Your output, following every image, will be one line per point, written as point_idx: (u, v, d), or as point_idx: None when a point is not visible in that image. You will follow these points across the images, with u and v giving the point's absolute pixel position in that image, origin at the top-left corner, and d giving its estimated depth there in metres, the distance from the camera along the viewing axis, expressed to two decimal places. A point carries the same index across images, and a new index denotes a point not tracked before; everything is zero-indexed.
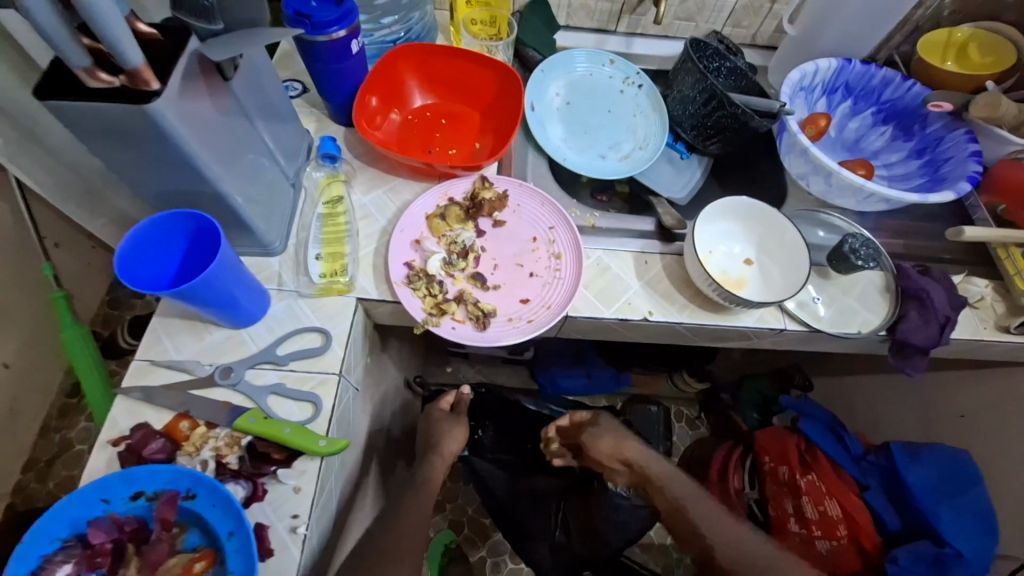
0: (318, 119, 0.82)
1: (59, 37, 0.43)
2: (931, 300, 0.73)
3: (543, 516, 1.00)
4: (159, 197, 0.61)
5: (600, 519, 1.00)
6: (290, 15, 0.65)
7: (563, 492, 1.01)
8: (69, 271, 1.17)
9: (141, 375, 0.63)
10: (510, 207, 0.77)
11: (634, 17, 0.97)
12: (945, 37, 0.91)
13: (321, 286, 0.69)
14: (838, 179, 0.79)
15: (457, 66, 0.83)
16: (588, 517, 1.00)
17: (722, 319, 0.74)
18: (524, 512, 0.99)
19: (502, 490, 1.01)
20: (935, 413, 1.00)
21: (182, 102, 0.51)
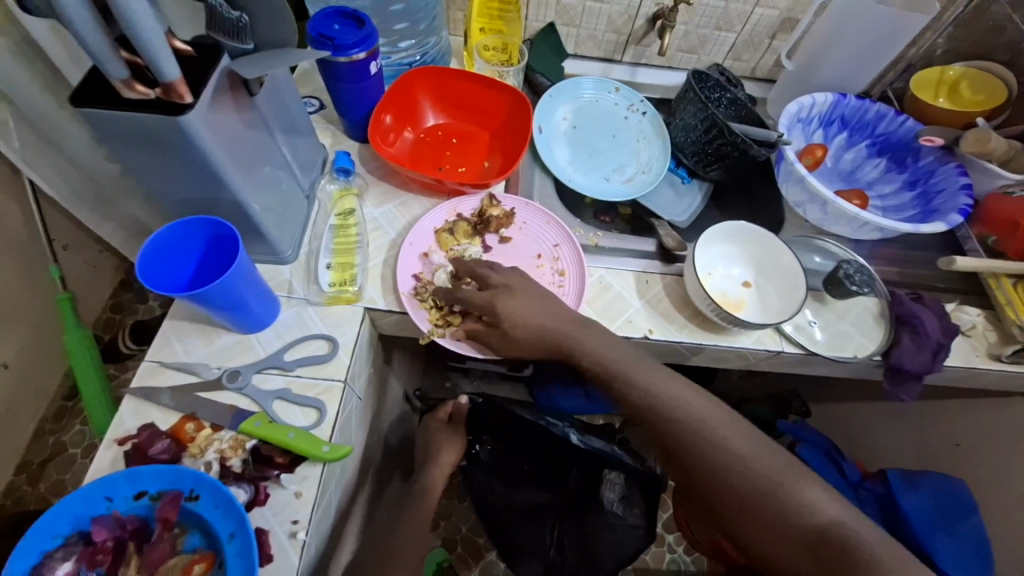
0: (334, 134, 0.86)
1: (100, 50, 0.46)
2: (924, 326, 0.74)
3: (536, 532, 1.00)
4: (180, 202, 0.63)
5: (596, 539, 0.98)
6: (314, 36, 0.69)
7: (557, 509, 1.01)
8: (74, 274, 1.19)
9: (150, 376, 0.64)
10: (517, 224, 0.80)
11: (639, 48, 1.01)
12: (937, 75, 0.96)
13: (330, 295, 0.71)
14: (834, 208, 0.81)
15: (470, 88, 0.86)
16: (583, 535, 0.98)
17: (720, 339, 0.75)
18: (515, 525, 1.00)
19: (499, 502, 1.02)
20: (931, 440, 1.00)
21: (210, 115, 0.53)
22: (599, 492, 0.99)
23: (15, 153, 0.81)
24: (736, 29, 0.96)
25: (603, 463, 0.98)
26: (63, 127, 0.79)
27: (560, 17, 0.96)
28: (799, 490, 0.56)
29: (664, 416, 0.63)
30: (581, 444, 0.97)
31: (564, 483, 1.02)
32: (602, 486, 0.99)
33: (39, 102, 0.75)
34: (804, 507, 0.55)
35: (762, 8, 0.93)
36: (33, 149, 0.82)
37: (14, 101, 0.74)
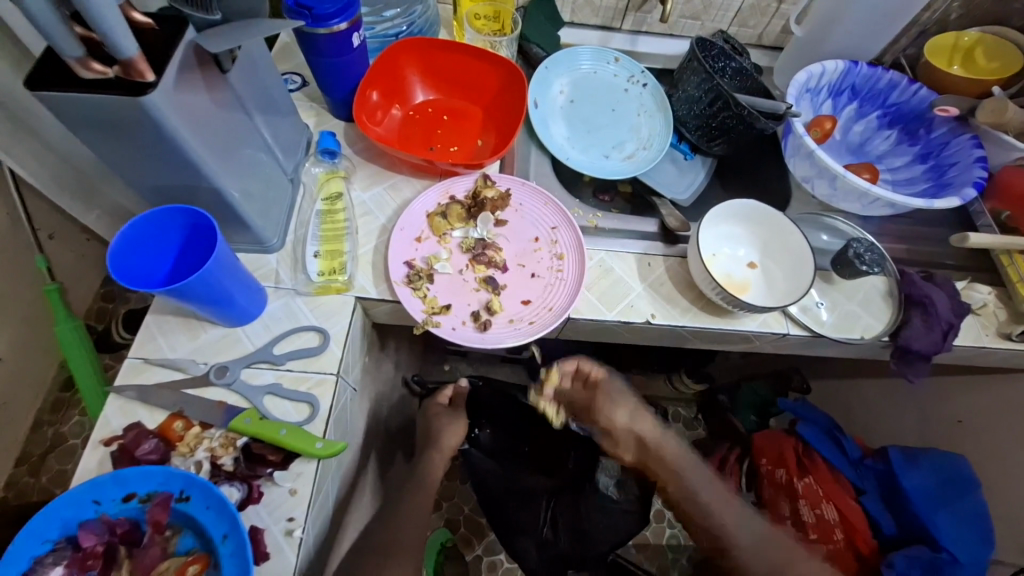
0: (317, 113, 0.81)
1: (50, 25, 0.41)
2: (933, 307, 0.72)
3: (530, 517, 0.98)
4: (153, 190, 0.59)
5: (588, 521, 0.98)
6: (290, 6, 0.63)
7: (552, 491, 1.00)
8: (62, 264, 1.15)
9: (134, 374, 0.62)
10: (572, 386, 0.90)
11: (640, 15, 0.96)
12: (953, 40, 0.91)
13: (319, 285, 0.68)
14: (844, 183, 0.78)
15: (460, 61, 0.81)
16: (576, 517, 0.98)
17: (724, 323, 0.73)
18: (516, 511, 0.97)
19: (496, 487, 0.99)
20: (932, 416, 1.00)
21: (177, 95, 0.49)
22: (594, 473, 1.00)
23: None
24: None
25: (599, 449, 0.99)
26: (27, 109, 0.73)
27: None
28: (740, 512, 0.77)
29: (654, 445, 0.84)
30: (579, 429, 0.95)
31: (563, 466, 1.01)
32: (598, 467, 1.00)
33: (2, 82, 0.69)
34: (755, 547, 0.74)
35: None
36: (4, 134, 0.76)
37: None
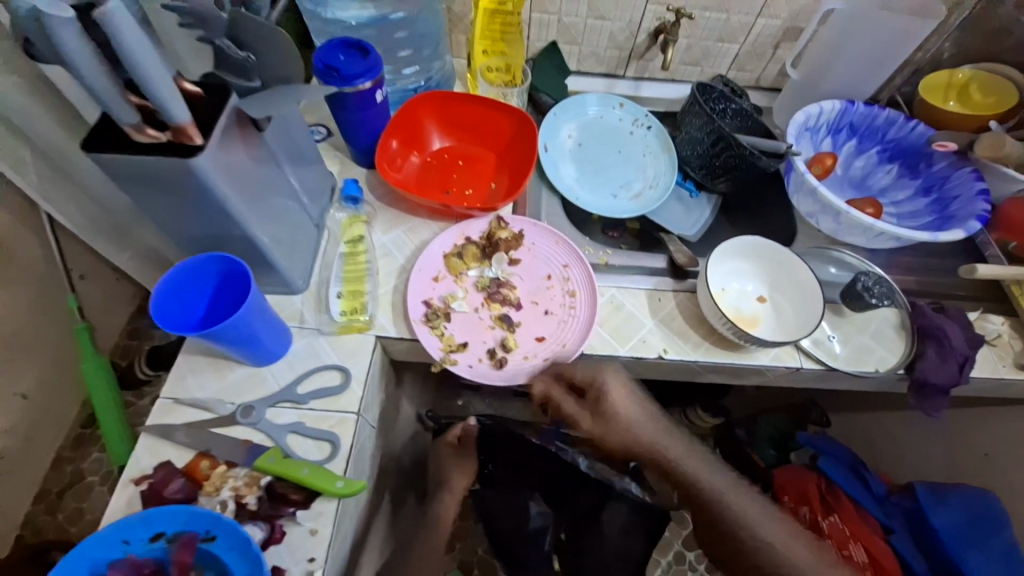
0: (341, 161, 0.86)
1: (110, 96, 0.46)
2: (948, 338, 0.73)
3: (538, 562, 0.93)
4: (191, 239, 0.63)
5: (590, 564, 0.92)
6: (319, 68, 0.69)
7: (562, 531, 0.96)
8: (91, 303, 1.20)
9: (165, 414, 0.64)
10: (588, 378, 0.70)
11: (642, 63, 1.01)
12: (946, 78, 0.95)
13: (341, 324, 0.71)
14: (848, 218, 0.80)
15: (475, 111, 0.86)
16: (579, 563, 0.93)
17: (736, 358, 0.74)
18: (524, 551, 0.93)
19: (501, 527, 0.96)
20: (958, 450, 0.98)
21: (220, 154, 0.53)
22: (601, 512, 0.95)
23: (33, 187, 0.81)
24: (739, 40, 0.96)
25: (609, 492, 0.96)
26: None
27: (562, 36, 0.97)
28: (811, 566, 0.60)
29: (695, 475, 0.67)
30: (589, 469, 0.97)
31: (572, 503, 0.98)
32: (607, 507, 0.96)
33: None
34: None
35: (765, 19, 0.92)
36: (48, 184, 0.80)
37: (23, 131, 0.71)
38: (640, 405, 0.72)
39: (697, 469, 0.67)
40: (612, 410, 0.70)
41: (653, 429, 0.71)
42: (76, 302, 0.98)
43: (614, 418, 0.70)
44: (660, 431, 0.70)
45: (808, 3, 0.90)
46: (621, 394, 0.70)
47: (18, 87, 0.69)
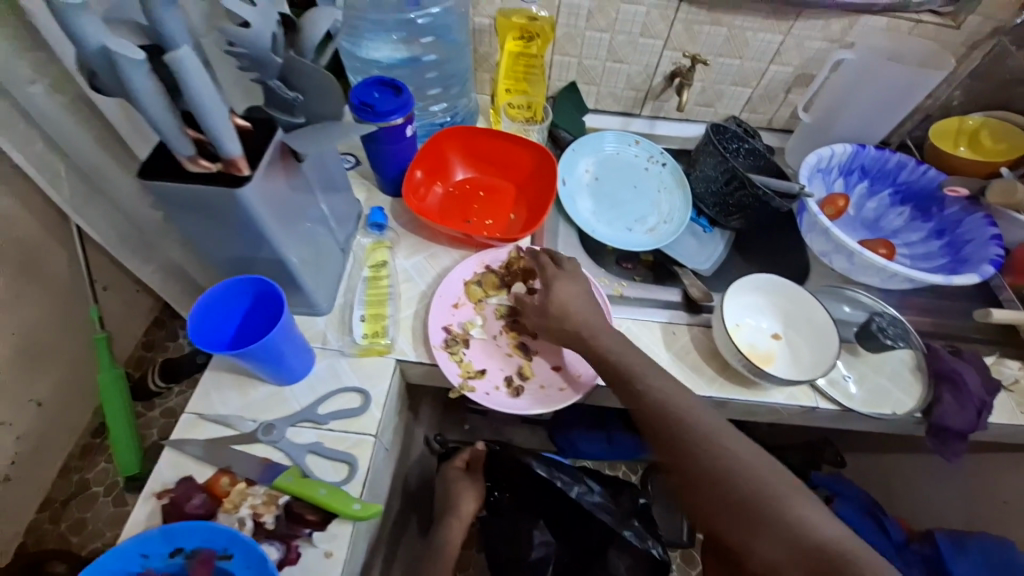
0: (368, 189, 0.90)
1: (171, 131, 0.49)
2: (964, 382, 0.73)
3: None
4: (226, 259, 0.67)
5: None
6: (355, 105, 0.73)
7: (565, 564, 0.96)
8: (112, 314, 1.23)
9: (188, 429, 0.66)
10: (540, 269, 0.75)
11: (657, 103, 1.05)
12: (957, 124, 0.97)
13: (363, 346, 0.73)
14: (861, 259, 0.81)
15: (498, 146, 0.90)
16: None
17: (752, 395, 0.74)
18: None
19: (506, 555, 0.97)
20: (977, 497, 0.95)
21: (263, 184, 0.57)
22: (607, 549, 0.94)
23: (64, 200, 0.79)
24: (751, 84, 1.00)
25: (614, 533, 0.95)
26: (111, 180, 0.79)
27: (581, 77, 1.01)
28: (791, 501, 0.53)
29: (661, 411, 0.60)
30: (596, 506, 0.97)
31: (581, 536, 0.96)
32: (613, 545, 0.94)
33: (91, 155, 0.75)
34: (785, 507, 0.53)
35: (777, 66, 0.96)
36: (79, 198, 0.81)
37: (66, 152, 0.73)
38: (670, 380, 0.63)
39: (737, 455, 0.56)
40: (562, 304, 0.69)
41: (652, 380, 0.63)
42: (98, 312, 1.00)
43: (563, 308, 0.69)
44: (697, 412, 0.60)
45: (819, 52, 0.94)
46: (572, 295, 0.70)
47: (62, 108, 0.69)
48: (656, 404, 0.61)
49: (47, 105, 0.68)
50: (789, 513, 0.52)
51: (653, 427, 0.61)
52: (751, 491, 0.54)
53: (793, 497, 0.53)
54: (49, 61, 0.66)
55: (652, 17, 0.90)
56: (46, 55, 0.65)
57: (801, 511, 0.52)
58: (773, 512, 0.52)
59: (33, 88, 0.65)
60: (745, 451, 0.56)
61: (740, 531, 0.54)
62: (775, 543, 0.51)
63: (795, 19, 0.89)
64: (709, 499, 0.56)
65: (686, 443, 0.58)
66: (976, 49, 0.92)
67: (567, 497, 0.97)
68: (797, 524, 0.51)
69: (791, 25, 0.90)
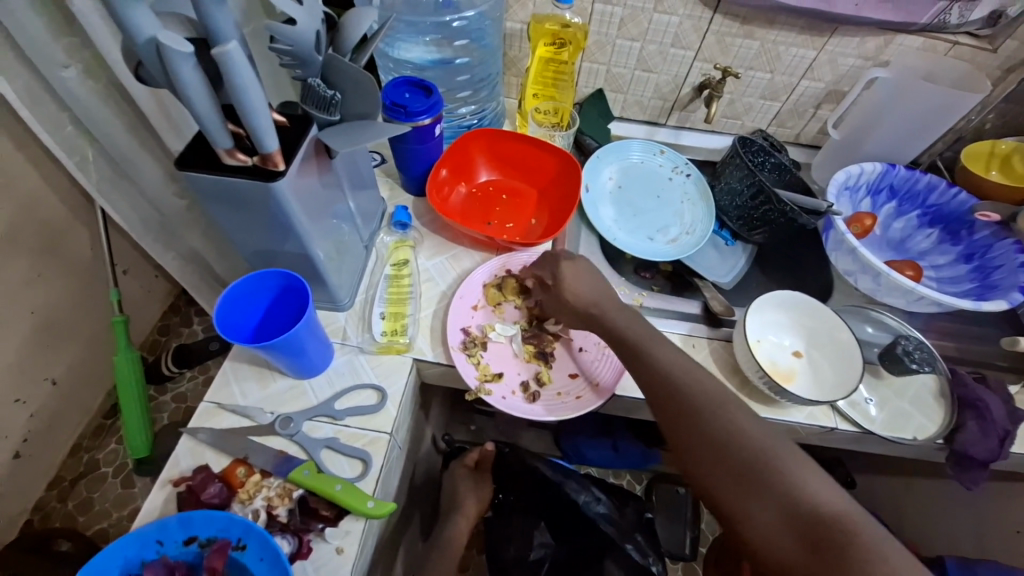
0: (391, 187, 0.91)
1: (213, 123, 0.50)
2: (990, 412, 0.71)
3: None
4: (253, 252, 0.67)
5: None
6: (387, 105, 0.73)
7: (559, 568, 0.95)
8: (130, 297, 1.25)
9: (207, 417, 0.67)
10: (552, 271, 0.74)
11: (684, 113, 1.05)
12: (989, 148, 0.95)
13: (382, 344, 0.73)
14: (887, 280, 0.80)
15: (523, 149, 0.90)
16: None
17: (770, 412, 0.73)
18: None
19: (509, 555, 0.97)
20: (994, 529, 0.92)
21: (296, 179, 0.58)
22: (604, 559, 0.94)
23: (92, 184, 0.79)
24: (781, 99, 0.99)
25: (614, 544, 0.94)
26: (139, 168, 0.80)
27: (608, 84, 1.01)
28: (792, 467, 0.49)
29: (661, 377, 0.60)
30: (600, 516, 0.96)
31: (584, 535, 0.96)
32: (611, 555, 0.93)
33: (121, 142, 0.76)
34: (779, 467, 0.49)
35: (808, 81, 0.95)
36: (107, 182, 0.81)
37: (96, 137, 0.74)
38: (695, 363, 0.60)
39: (745, 425, 0.53)
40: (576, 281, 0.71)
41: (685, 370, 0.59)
42: (117, 295, 1.01)
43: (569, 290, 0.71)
44: (711, 387, 0.57)
45: (852, 69, 0.93)
46: (610, 308, 0.68)
47: (95, 93, 0.69)
48: (671, 379, 0.59)
49: (80, 90, 0.68)
50: (793, 483, 0.48)
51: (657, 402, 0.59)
52: (738, 446, 0.51)
53: (801, 471, 0.49)
54: (84, 46, 0.65)
55: (684, 28, 0.89)
56: (80, 40, 0.64)
57: (804, 479, 0.48)
58: (776, 482, 0.48)
59: (68, 72, 0.65)
60: (755, 423, 0.53)
61: (740, 498, 0.49)
62: (776, 514, 0.47)
63: (830, 35, 0.88)
64: (709, 464, 0.52)
65: (693, 410, 0.55)
66: (1012, 73, 0.89)
67: (573, 505, 0.97)
68: (798, 491, 0.47)
69: (826, 41, 0.89)
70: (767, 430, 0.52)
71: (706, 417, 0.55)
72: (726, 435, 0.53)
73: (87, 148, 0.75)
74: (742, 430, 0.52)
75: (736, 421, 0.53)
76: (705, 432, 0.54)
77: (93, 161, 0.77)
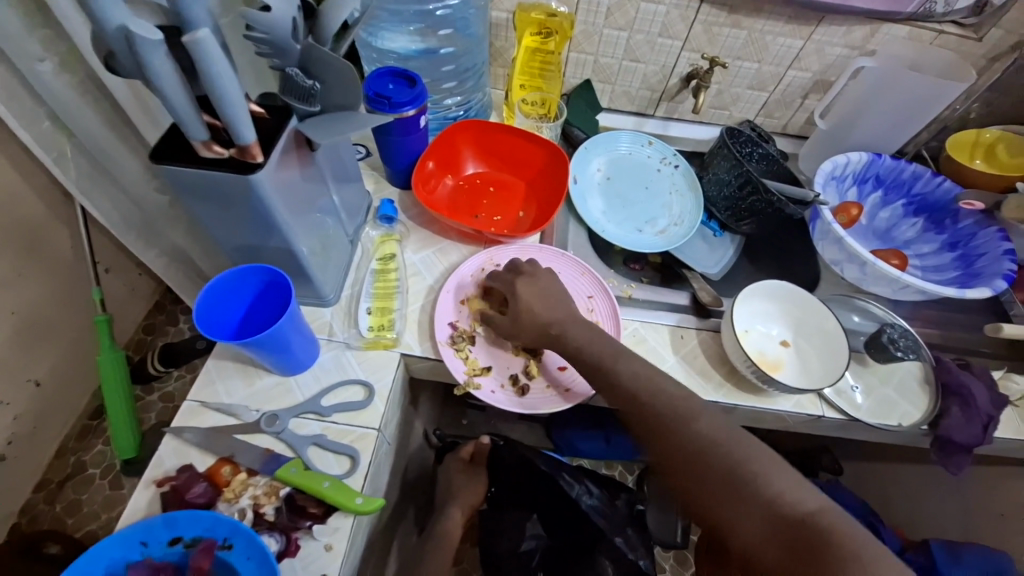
0: (377, 180, 0.89)
1: (186, 115, 0.48)
2: (973, 398, 0.72)
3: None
4: (235, 247, 0.66)
5: None
6: (370, 96, 0.72)
7: (552, 559, 0.97)
8: (113, 296, 1.22)
9: (190, 416, 0.65)
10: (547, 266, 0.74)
11: (672, 104, 1.04)
12: (973, 137, 0.96)
13: (369, 339, 0.72)
14: (873, 269, 0.81)
15: (510, 141, 0.89)
16: None
17: (758, 401, 0.74)
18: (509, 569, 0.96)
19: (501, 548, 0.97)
20: (975, 512, 0.94)
21: (276, 172, 0.56)
22: (596, 553, 0.94)
23: (70, 181, 0.77)
24: (768, 89, 0.99)
25: (604, 537, 0.95)
26: (119, 164, 0.78)
27: (596, 75, 1.00)
28: (768, 472, 0.51)
29: (633, 389, 0.61)
30: (592, 510, 0.95)
31: (577, 529, 0.96)
32: (601, 548, 0.94)
33: (99, 137, 0.74)
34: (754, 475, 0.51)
35: (795, 71, 0.95)
36: (85, 179, 0.79)
37: (73, 132, 0.72)
38: None
39: (714, 433, 0.55)
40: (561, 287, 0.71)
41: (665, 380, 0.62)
42: (100, 294, 0.99)
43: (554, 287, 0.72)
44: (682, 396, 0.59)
45: (839, 58, 0.93)
46: None
47: (71, 88, 0.67)
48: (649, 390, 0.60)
49: (55, 84, 0.66)
50: (774, 490, 0.50)
51: (635, 416, 0.60)
52: (713, 456, 0.53)
53: (774, 473, 0.51)
54: (59, 38, 0.63)
55: (672, 18, 0.89)
56: (55, 33, 0.62)
57: (777, 483, 0.51)
58: (753, 489, 0.51)
59: (42, 66, 0.63)
60: (723, 431, 0.55)
61: (724, 509, 0.51)
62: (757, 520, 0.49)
63: (816, 24, 0.87)
64: (688, 477, 0.54)
65: (666, 423, 0.57)
66: (995, 63, 0.90)
67: (567, 500, 0.95)
68: (773, 496, 0.50)
69: (812, 31, 0.88)
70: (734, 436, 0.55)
71: (676, 430, 0.56)
72: (699, 446, 0.54)
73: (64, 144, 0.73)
74: (713, 439, 0.55)
75: (706, 430, 0.56)
76: (680, 446, 0.56)
77: (72, 157, 0.75)
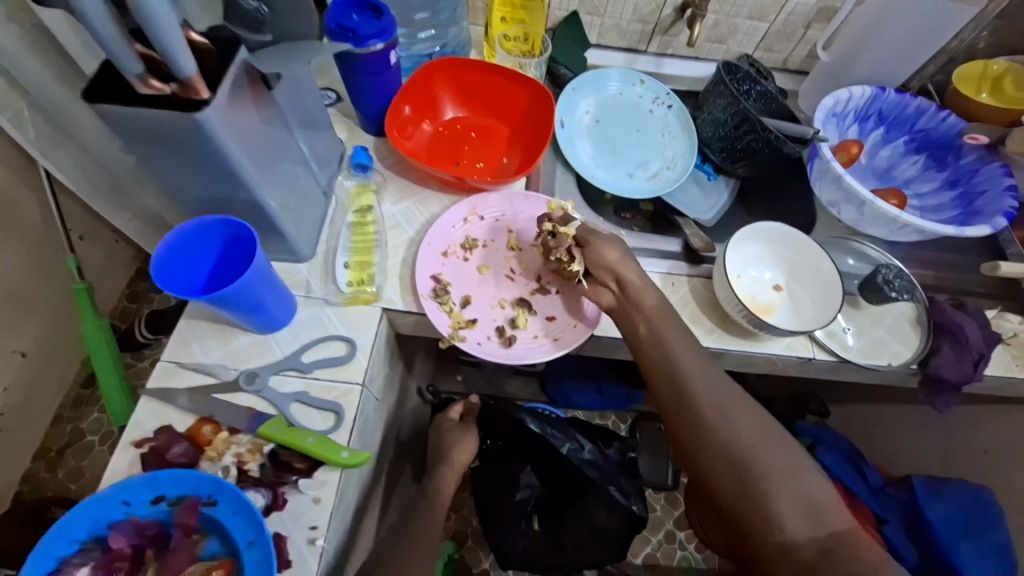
0: (350, 128, 0.83)
1: (115, 44, 0.43)
2: (964, 335, 0.72)
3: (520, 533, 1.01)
4: (197, 201, 0.61)
5: (565, 529, 0.98)
6: (332, 28, 0.65)
7: (546, 505, 1.02)
8: (90, 264, 1.17)
9: (168, 377, 0.63)
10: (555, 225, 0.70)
11: (666, 38, 0.97)
12: (981, 68, 0.91)
13: (348, 295, 0.69)
14: (871, 209, 0.78)
15: (491, 81, 0.83)
16: (557, 518, 0.99)
17: (749, 345, 0.73)
18: (506, 517, 1.01)
19: (496, 499, 1.02)
20: (959, 447, 0.97)
21: (228, 112, 0.51)
22: (586, 495, 0.97)
23: (28, 142, 0.72)
24: (769, 18, 0.92)
25: (596, 485, 0.96)
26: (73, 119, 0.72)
27: (584, 6, 0.92)
28: (782, 454, 0.56)
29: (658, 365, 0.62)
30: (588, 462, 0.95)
31: (570, 479, 0.98)
32: (592, 493, 0.96)
33: None
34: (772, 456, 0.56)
35: None
36: (44, 138, 0.73)
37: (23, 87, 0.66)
38: None
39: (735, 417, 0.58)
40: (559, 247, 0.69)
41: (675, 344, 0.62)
42: (75, 261, 0.94)
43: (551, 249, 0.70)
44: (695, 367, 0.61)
45: None
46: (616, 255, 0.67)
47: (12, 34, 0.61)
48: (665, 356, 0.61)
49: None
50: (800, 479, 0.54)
51: (666, 394, 0.61)
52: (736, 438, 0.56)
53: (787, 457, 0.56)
54: None
55: None
56: None
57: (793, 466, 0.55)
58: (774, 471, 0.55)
59: None
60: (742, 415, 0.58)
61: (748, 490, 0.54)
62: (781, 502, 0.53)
63: None
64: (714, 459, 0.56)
65: (691, 397, 0.59)
66: None
67: (557, 453, 0.95)
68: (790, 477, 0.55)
69: None
70: (751, 419, 0.58)
71: (699, 409, 0.58)
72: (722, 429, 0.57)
73: (17, 101, 0.68)
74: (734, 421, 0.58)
75: (731, 415, 0.58)
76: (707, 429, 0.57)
77: (24, 114, 0.69)
